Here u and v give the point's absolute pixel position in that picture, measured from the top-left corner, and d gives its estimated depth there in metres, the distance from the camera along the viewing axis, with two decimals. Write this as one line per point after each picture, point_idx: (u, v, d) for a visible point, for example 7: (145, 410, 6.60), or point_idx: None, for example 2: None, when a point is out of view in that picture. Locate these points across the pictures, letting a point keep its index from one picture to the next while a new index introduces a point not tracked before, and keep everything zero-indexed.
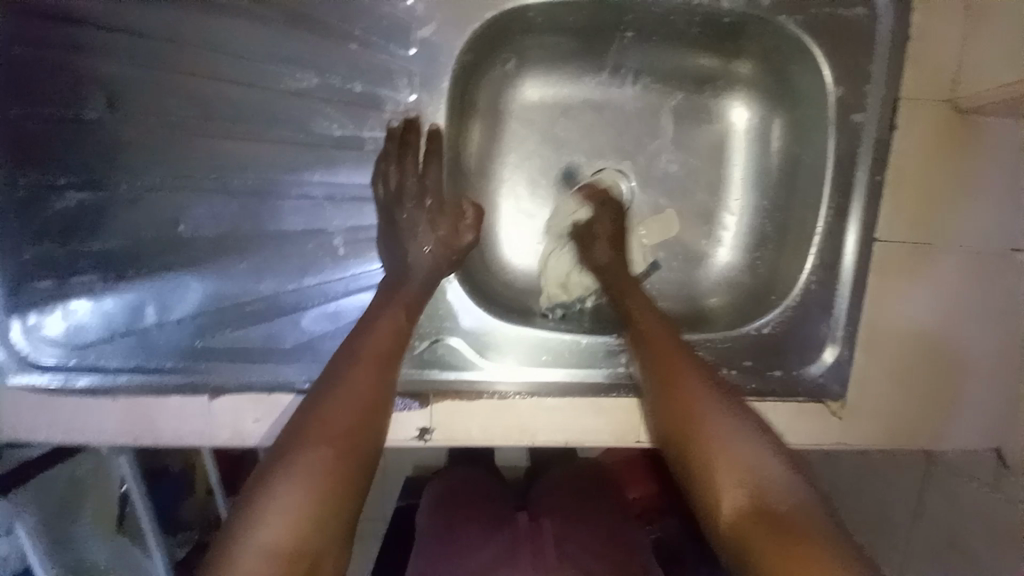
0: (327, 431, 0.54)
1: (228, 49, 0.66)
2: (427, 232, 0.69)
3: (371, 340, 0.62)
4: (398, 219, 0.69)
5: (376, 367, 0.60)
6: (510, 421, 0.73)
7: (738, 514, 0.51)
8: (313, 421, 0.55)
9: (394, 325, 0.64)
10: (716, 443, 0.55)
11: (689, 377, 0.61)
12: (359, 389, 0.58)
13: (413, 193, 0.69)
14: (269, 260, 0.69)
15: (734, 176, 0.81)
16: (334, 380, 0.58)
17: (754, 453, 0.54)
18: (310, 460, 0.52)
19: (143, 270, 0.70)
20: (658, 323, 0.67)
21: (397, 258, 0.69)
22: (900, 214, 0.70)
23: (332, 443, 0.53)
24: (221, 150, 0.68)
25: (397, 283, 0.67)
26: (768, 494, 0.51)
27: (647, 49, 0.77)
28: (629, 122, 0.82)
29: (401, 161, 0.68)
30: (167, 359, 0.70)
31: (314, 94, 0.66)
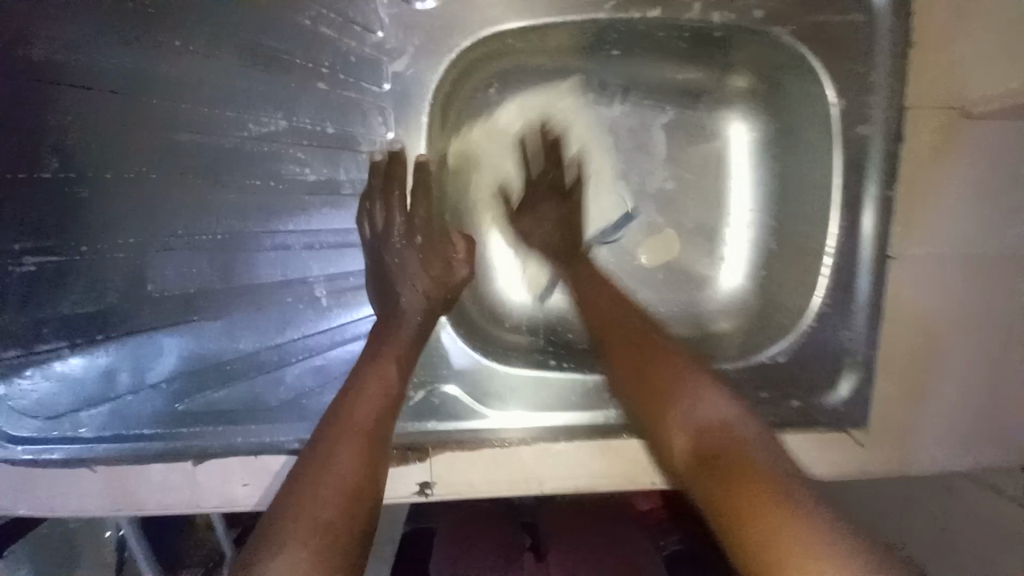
0: (309, 522, 0.44)
1: (190, 96, 0.62)
2: (418, 273, 0.65)
3: (359, 407, 0.55)
4: (387, 262, 0.65)
5: (366, 438, 0.52)
6: (514, 471, 0.68)
7: (692, 457, 0.50)
8: (290, 513, 0.45)
9: (385, 383, 0.57)
10: (673, 388, 0.55)
11: (638, 333, 0.62)
12: (346, 467, 0.49)
13: (402, 234, 0.65)
14: (248, 315, 0.65)
15: (734, 192, 0.78)
16: (316, 458, 0.49)
17: (709, 396, 0.53)
18: (286, 563, 0.41)
19: (114, 333, 0.66)
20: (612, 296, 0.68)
21: (386, 304, 0.64)
22: (912, 229, 0.65)
23: (315, 537, 0.43)
24: (189, 203, 0.64)
25: (388, 331, 0.62)
26: (718, 430, 0.49)
27: (631, 66, 0.74)
28: (621, 142, 0.78)
29: (386, 202, 0.64)
30: (144, 427, 0.66)
31: (284, 138, 0.62)
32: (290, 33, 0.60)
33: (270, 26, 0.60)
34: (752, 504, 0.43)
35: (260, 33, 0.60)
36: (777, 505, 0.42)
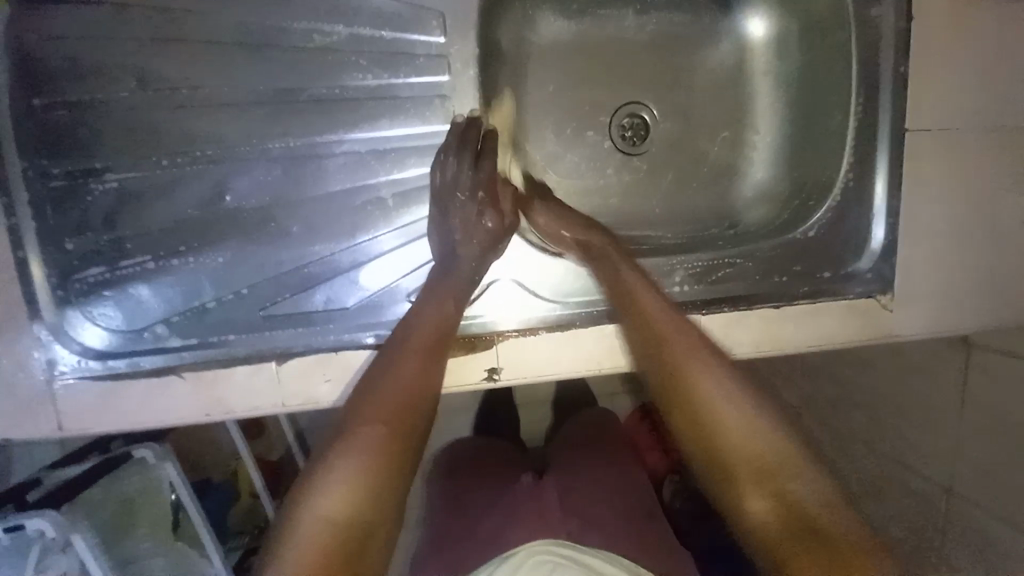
0: (377, 415, 0.59)
1: (255, 12, 0.66)
2: (477, 226, 0.70)
3: (420, 330, 0.65)
4: (450, 208, 0.70)
5: (425, 355, 0.64)
6: (572, 356, 0.73)
7: (767, 521, 0.56)
8: (364, 402, 0.60)
9: (440, 313, 0.66)
10: (720, 437, 0.61)
11: (683, 393, 0.63)
12: (406, 377, 0.62)
13: (466, 186, 0.70)
14: (322, 221, 0.70)
15: (758, 94, 0.85)
16: (384, 367, 0.63)
17: (746, 428, 0.60)
18: (362, 443, 0.57)
19: (195, 245, 0.70)
20: (703, 365, 0.64)
21: (448, 211, 0.70)
22: (929, 101, 0.70)
23: (382, 421, 0.59)
24: (259, 116, 0.68)
25: (461, 238, 0.69)
26: (795, 493, 0.56)
27: None
28: (645, 56, 0.85)
29: (457, 160, 0.69)
30: (226, 333, 0.70)
31: (346, 48, 0.67)
32: None
33: None
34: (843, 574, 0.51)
35: None
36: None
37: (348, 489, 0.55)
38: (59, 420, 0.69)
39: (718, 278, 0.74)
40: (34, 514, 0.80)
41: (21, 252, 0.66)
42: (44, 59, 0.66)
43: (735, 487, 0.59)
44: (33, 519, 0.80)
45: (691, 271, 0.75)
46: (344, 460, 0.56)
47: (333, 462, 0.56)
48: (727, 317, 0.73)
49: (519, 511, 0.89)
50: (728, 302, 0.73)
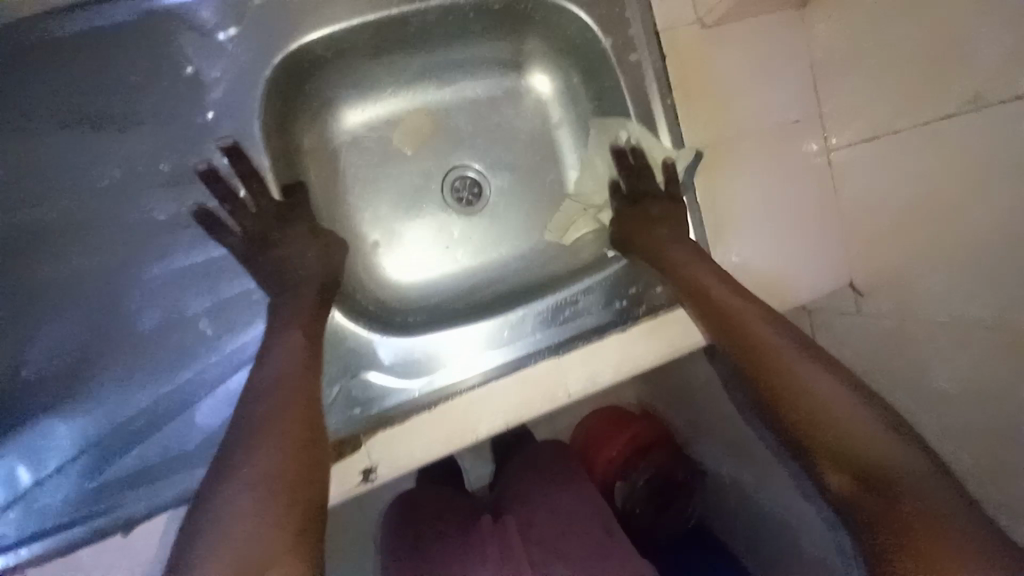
0: (271, 437, 0.53)
1: (9, 170, 0.62)
2: (302, 249, 0.71)
3: (285, 358, 0.60)
4: (266, 243, 0.69)
5: (305, 377, 0.60)
6: (450, 426, 0.73)
7: (848, 483, 0.54)
8: (253, 427, 0.54)
9: (300, 339, 0.63)
10: (794, 389, 0.59)
11: (774, 348, 0.62)
12: (292, 394, 0.57)
13: (273, 219, 0.70)
14: (143, 368, 0.66)
15: (564, 139, 0.89)
16: (258, 394, 0.57)
17: (816, 381, 0.59)
18: (263, 462, 0.51)
19: (8, 428, 0.64)
20: (767, 327, 0.64)
21: (277, 287, 0.68)
22: (701, 126, 0.75)
23: (278, 442, 0.53)
24: (48, 275, 0.64)
25: (294, 267, 0.69)
26: (863, 446, 0.54)
27: (431, 50, 0.82)
28: (453, 122, 0.88)
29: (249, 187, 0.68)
30: (59, 518, 0.63)
31: (122, 188, 0.64)
32: (101, 88, 0.62)
33: (71, 85, 0.61)
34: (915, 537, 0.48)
35: (61, 92, 0.61)
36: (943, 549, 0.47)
37: (255, 513, 0.48)
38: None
39: (566, 316, 0.78)
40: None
41: None
42: None
43: (825, 449, 0.56)
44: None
45: (541, 318, 0.78)
46: (245, 486, 0.49)
47: (232, 487, 0.49)
48: (586, 350, 0.76)
49: (484, 552, 0.83)
50: (580, 338, 0.76)
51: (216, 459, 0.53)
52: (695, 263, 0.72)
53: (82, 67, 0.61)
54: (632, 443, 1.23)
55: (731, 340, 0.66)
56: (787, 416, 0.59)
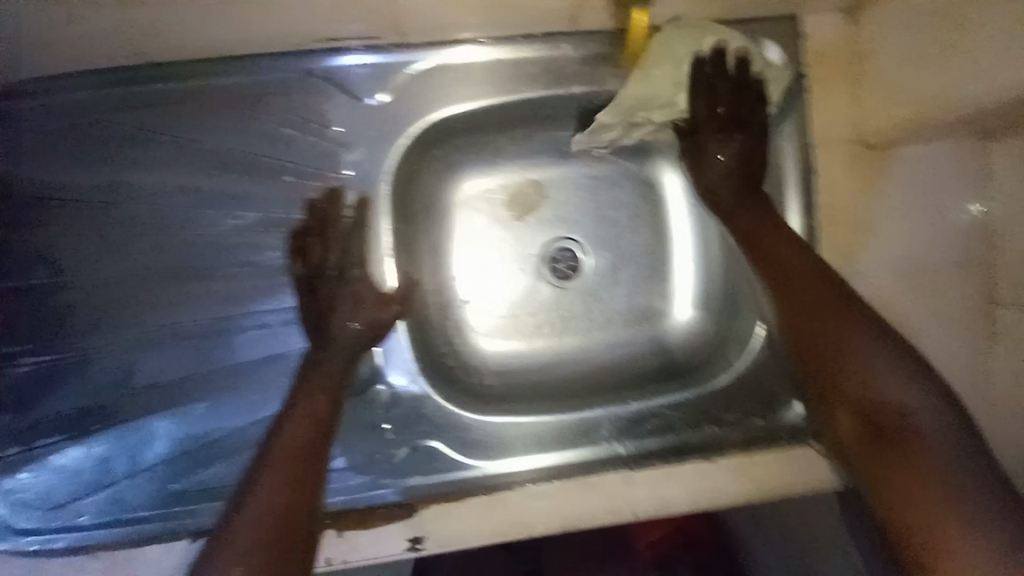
0: (239, 549, 0.50)
1: (166, 194, 0.68)
2: (350, 307, 0.68)
3: (283, 439, 0.58)
4: (320, 294, 0.68)
5: (293, 468, 0.56)
6: (505, 519, 0.70)
7: (853, 432, 0.57)
8: (227, 532, 0.52)
9: (309, 417, 0.60)
10: (839, 352, 0.58)
11: (828, 297, 0.61)
12: (271, 497, 0.53)
13: (331, 271, 0.69)
14: (235, 393, 0.69)
15: (678, 233, 0.85)
16: (247, 484, 0.55)
17: (864, 347, 0.57)
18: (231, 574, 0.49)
19: (109, 423, 0.69)
20: (828, 284, 0.63)
21: (320, 340, 0.66)
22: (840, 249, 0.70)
23: (247, 555, 0.50)
24: (174, 292, 0.68)
25: (336, 325, 0.67)
26: (893, 410, 0.53)
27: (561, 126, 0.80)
28: (567, 196, 0.85)
29: (321, 238, 0.69)
30: (139, 509, 0.68)
31: (258, 228, 0.69)
32: (258, 134, 0.67)
33: (231, 128, 0.66)
34: (902, 496, 0.50)
35: (222, 132, 0.66)
36: (933, 518, 0.48)
37: None
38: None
39: (645, 431, 0.73)
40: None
41: None
42: None
43: (837, 392, 0.59)
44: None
45: (619, 424, 0.74)
46: None
47: None
48: (662, 471, 0.70)
49: None
50: (659, 456, 0.71)
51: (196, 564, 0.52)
52: (776, 231, 0.68)
53: (245, 113, 0.66)
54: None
55: (778, 302, 0.66)
56: (842, 389, 0.58)
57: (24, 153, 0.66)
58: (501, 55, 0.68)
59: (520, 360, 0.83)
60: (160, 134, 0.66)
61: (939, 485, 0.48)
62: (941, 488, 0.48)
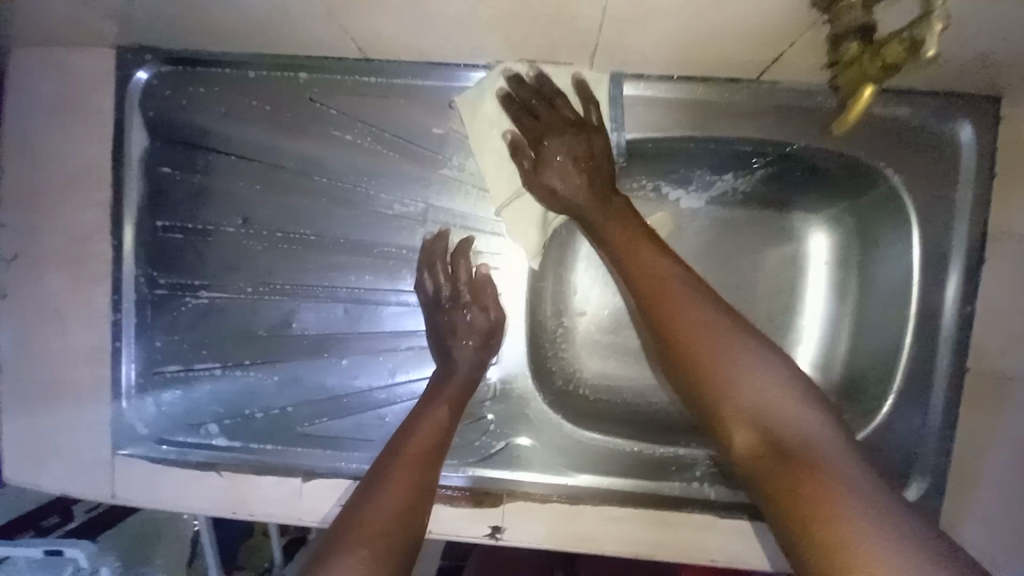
0: (366, 532, 0.56)
1: (344, 171, 0.75)
2: (462, 332, 0.74)
3: (413, 442, 0.66)
4: (441, 320, 0.75)
5: (418, 468, 0.63)
6: (579, 531, 0.73)
7: (748, 441, 0.53)
8: (351, 520, 0.57)
9: (436, 424, 0.68)
10: (670, 300, 0.61)
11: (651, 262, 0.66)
12: (398, 492, 0.60)
13: (452, 300, 0.75)
14: (366, 359, 0.76)
15: (808, 293, 0.83)
16: (377, 482, 0.61)
17: (694, 306, 0.60)
18: (356, 557, 0.54)
19: (256, 362, 0.79)
20: (658, 257, 0.66)
21: (442, 357, 0.74)
22: (992, 347, 0.68)
23: (376, 538, 0.56)
24: (332, 260, 0.76)
25: (454, 346, 0.74)
26: (787, 420, 0.52)
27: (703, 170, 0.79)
28: (696, 238, 0.86)
29: (440, 272, 0.75)
30: (266, 441, 0.77)
31: (419, 216, 0.75)
32: (435, 135, 0.72)
33: (410, 121, 0.72)
34: (801, 503, 0.47)
35: (402, 123, 0.72)
36: (837, 525, 0.44)
37: None
38: (111, 487, 0.78)
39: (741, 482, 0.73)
40: (71, 542, 0.91)
41: (117, 342, 0.77)
42: (171, 192, 0.77)
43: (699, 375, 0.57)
44: (71, 547, 0.90)
45: (713, 469, 0.74)
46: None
47: None
48: (745, 524, 0.72)
49: None
50: (749, 509, 0.71)
51: (310, 551, 0.56)
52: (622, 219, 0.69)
53: (429, 109, 0.71)
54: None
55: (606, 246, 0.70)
56: (667, 311, 0.61)
57: (235, 114, 0.74)
58: (680, 96, 0.68)
59: (620, 385, 0.85)
60: (344, 121, 0.73)
61: (839, 493, 0.46)
62: (843, 505, 0.45)
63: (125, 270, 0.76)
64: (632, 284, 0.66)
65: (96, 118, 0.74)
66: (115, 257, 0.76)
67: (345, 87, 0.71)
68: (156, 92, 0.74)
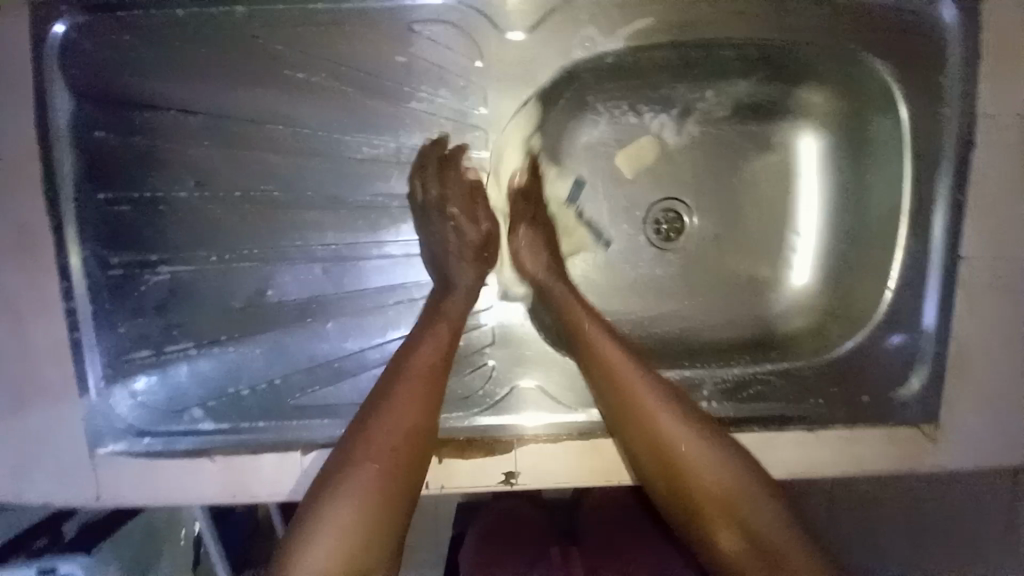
0: (373, 454, 0.59)
1: (303, 117, 0.68)
2: (455, 244, 0.70)
3: (416, 360, 0.63)
4: (430, 232, 0.70)
5: (422, 389, 0.62)
6: (595, 464, 0.72)
7: (736, 548, 0.60)
8: (359, 439, 0.60)
9: (438, 343, 0.65)
10: (649, 417, 0.65)
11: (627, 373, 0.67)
12: (403, 415, 0.61)
13: (435, 211, 0.69)
14: (354, 319, 0.71)
15: (803, 200, 0.81)
16: (382, 399, 0.61)
17: (669, 421, 0.65)
18: (364, 478, 0.58)
19: (234, 336, 0.73)
20: (641, 382, 0.67)
21: (438, 274, 0.69)
22: (985, 232, 0.67)
23: (383, 460, 0.59)
24: (302, 217, 0.70)
25: (449, 258, 0.70)
26: (762, 526, 0.60)
27: (690, 80, 0.77)
28: (685, 157, 0.83)
29: (424, 181, 0.68)
30: (260, 418, 0.73)
31: (393, 158, 0.69)
32: (398, 64, 0.65)
33: (369, 50, 0.65)
34: None
35: (360, 54, 0.65)
36: None
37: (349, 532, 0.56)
38: (96, 490, 0.73)
39: (748, 396, 0.72)
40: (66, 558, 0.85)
41: (76, 333, 0.70)
42: (111, 159, 0.69)
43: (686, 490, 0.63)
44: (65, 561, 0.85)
45: (721, 386, 0.73)
46: (338, 503, 0.56)
47: (331, 508, 0.56)
48: (761, 436, 0.70)
49: None
50: (760, 421, 0.70)
51: (323, 467, 0.60)
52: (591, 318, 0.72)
53: (387, 35, 0.64)
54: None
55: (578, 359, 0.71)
56: (652, 433, 0.65)
57: (174, 66, 0.67)
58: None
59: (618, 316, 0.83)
60: (293, 57, 0.66)
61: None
62: None
63: (69, 254, 0.68)
64: (606, 403, 0.68)
65: (9, 82, 0.65)
66: (57, 241, 0.68)
67: (290, 21, 0.64)
68: (80, 49, 0.65)
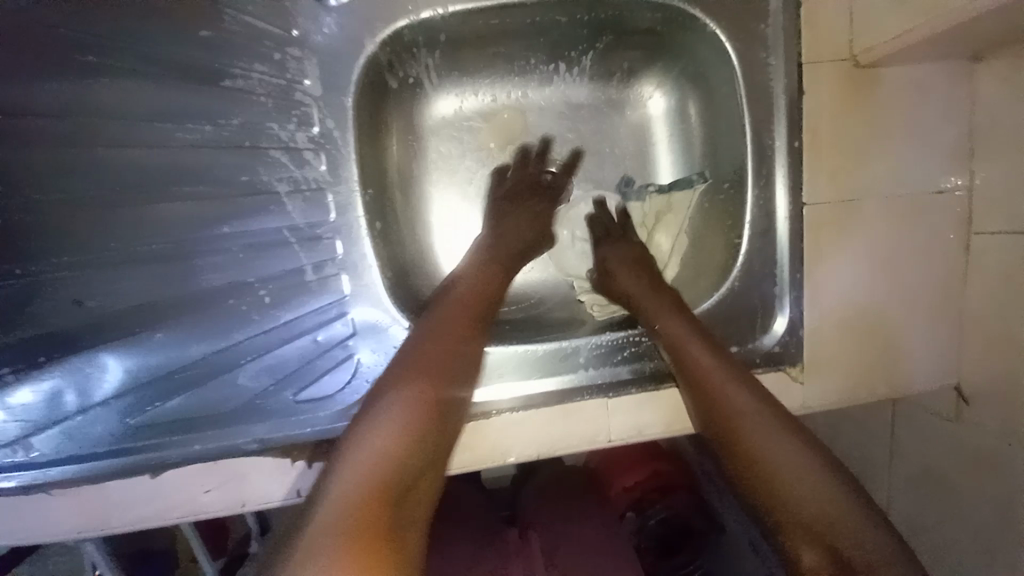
0: (436, 378, 0.56)
1: (105, 105, 0.61)
2: (508, 227, 0.75)
3: (462, 288, 0.67)
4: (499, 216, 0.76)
5: (468, 314, 0.64)
6: (480, 447, 0.68)
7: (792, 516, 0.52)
8: (412, 359, 0.57)
9: (483, 276, 0.69)
10: (683, 346, 0.66)
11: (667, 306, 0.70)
12: (454, 328, 0.61)
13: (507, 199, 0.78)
14: (191, 322, 0.65)
15: (661, 160, 0.84)
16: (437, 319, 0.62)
17: (702, 351, 0.65)
18: (401, 406, 0.52)
19: (55, 354, 0.65)
20: (675, 313, 0.69)
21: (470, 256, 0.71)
22: (822, 175, 0.70)
23: (432, 379, 0.56)
24: (121, 215, 0.63)
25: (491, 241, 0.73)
26: (818, 500, 0.51)
27: (541, 43, 0.74)
28: (548, 125, 0.82)
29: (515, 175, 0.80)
30: (102, 444, 0.64)
31: (211, 143, 0.62)
32: (203, 38, 0.59)
33: (168, 23, 0.59)
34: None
35: (159, 28, 0.59)
36: None
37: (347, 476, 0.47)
38: None
39: (623, 358, 0.71)
40: None
41: None
42: None
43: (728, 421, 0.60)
44: None
45: (597, 350, 0.71)
46: (399, 385, 0.54)
47: (372, 424, 0.51)
48: (638, 396, 0.70)
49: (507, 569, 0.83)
50: (636, 383, 0.70)
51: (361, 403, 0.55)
52: (645, 291, 0.72)
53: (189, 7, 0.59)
54: (655, 479, 1.10)
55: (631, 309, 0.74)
56: (688, 356, 0.65)
57: None
58: None
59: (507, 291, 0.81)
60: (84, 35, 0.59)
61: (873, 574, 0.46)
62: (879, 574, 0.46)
63: None
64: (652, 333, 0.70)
65: None
66: None
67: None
68: None
